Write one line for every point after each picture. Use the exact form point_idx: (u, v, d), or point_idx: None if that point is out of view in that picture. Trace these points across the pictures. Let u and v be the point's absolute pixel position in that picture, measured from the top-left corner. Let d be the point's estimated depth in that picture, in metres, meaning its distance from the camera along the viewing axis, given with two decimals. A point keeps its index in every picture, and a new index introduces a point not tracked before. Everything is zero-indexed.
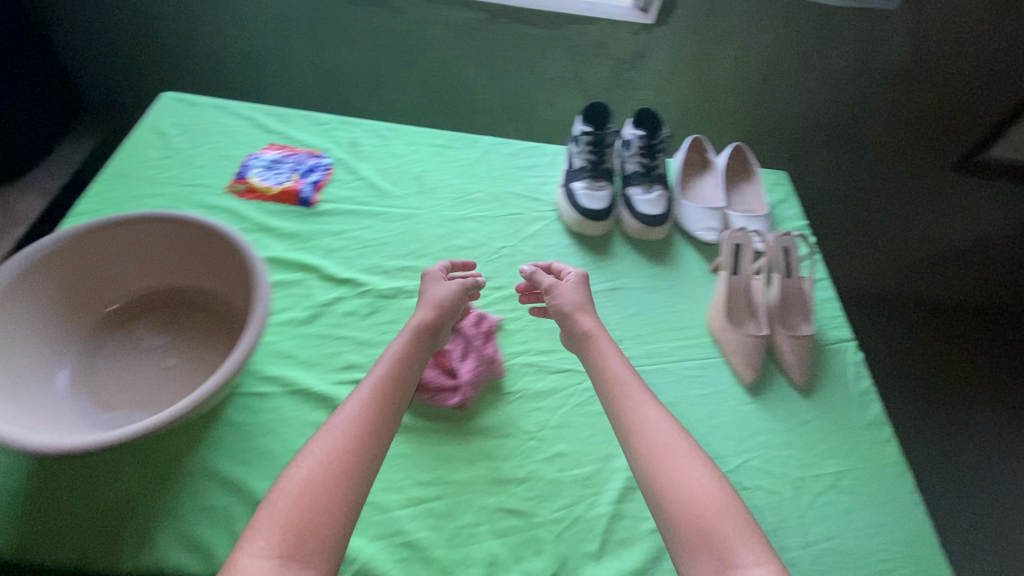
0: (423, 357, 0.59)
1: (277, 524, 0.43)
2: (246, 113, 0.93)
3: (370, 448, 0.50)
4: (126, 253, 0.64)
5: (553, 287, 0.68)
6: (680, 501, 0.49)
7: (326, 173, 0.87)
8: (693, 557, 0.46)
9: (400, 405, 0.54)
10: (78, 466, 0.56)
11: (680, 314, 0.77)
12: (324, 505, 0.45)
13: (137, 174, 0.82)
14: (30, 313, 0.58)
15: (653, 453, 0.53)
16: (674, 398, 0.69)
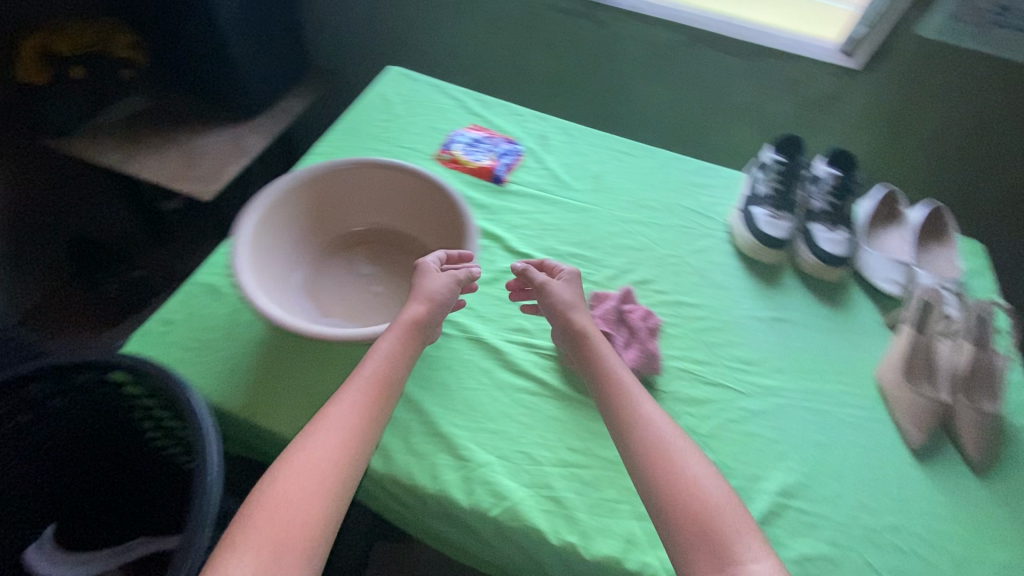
0: (409, 355, 0.60)
1: (253, 538, 0.45)
2: (455, 93, 1.02)
3: (348, 457, 0.51)
4: (364, 195, 0.77)
5: (550, 287, 0.68)
6: (680, 504, 0.50)
7: (517, 158, 0.93)
8: (693, 557, 0.47)
9: (381, 409, 0.55)
10: (294, 352, 0.66)
11: (846, 360, 0.75)
12: (305, 512, 0.47)
13: (363, 129, 0.94)
14: (289, 222, 0.71)
15: (656, 454, 0.54)
16: (830, 440, 0.67)
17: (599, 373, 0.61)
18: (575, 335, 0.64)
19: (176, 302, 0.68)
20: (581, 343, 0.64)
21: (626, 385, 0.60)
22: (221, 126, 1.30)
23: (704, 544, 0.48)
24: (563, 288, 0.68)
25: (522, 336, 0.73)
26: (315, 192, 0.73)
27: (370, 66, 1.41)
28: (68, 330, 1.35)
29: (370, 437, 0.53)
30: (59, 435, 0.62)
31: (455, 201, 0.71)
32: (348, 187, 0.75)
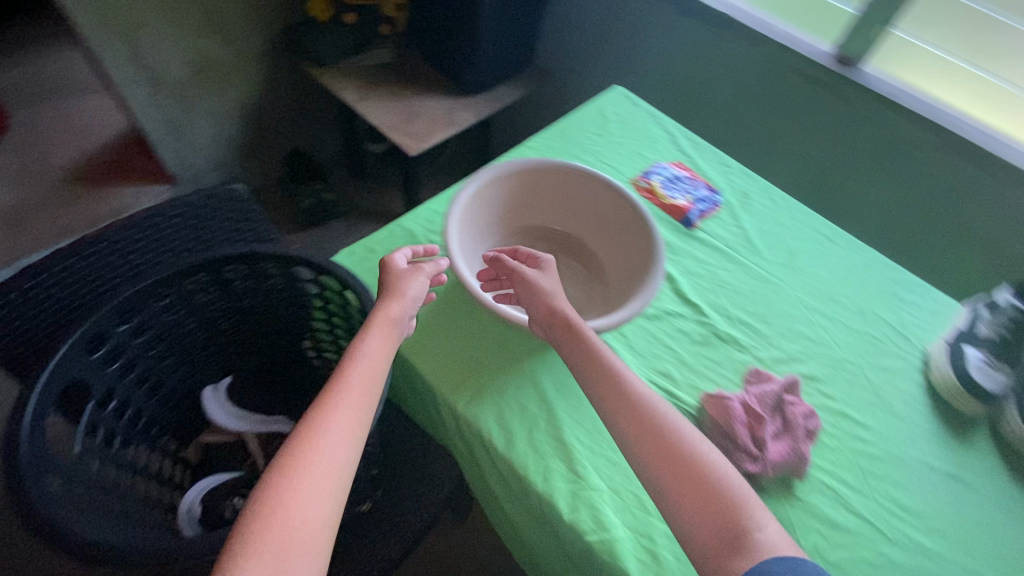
0: (389, 348, 0.58)
1: (250, 550, 0.42)
2: (669, 127, 1.02)
3: (340, 457, 0.49)
4: (566, 199, 0.78)
5: (524, 274, 0.68)
6: (676, 475, 0.52)
7: (713, 207, 0.90)
8: (715, 553, 0.48)
9: (365, 403, 0.53)
10: (461, 314, 0.71)
11: None
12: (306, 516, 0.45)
13: (575, 136, 0.97)
14: (492, 202, 0.75)
15: (643, 428, 0.55)
16: None
17: (577, 350, 0.62)
18: (552, 316, 0.65)
19: (381, 237, 0.77)
20: (558, 322, 0.64)
21: (604, 363, 0.61)
22: (442, 94, 1.43)
23: (703, 517, 0.50)
24: (537, 272, 0.69)
25: (664, 381, 0.69)
26: (525, 180, 0.76)
27: (586, 78, 1.46)
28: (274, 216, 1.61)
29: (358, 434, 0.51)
30: (261, 305, 0.72)
31: (652, 243, 0.70)
32: (555, 187, 0.77)
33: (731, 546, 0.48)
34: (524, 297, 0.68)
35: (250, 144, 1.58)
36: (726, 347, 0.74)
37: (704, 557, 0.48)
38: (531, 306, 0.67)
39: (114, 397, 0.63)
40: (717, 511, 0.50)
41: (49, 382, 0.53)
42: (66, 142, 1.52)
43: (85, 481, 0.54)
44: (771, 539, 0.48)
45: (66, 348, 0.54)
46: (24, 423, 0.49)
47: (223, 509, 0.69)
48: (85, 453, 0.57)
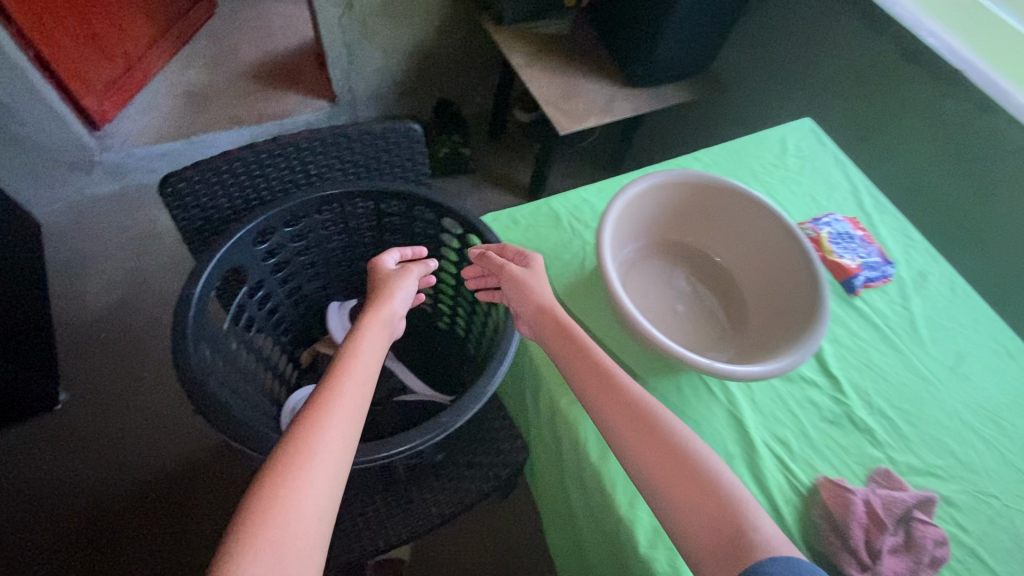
0: (380, 349, 0.60)
1: (251, 540, 0.43)
2: (854, 178, 0.92)
3: (339, 454, 0.49)
4: (737, 230, 0.71)
5: (513, 274, 0.64)
6: (671, 473, 0.51)
7: (882, 279, 0.81)
8: (706, 552, 0.47)
9: (360, 400, 0.54)
10: (583, 311, 0.69)
11: None
12: (304, 515, 0.45)
13: (747, 160, 0.90)
14: (653, 205, 0.70)
15: (634, 421, 0.55)
16: None
17: (565, 349, 0.60)
18: (545, 315, 0.63)
19: (527, 210, 0.76)
20: (549, 322, 0.62)
21: (588, 358, 0.59)
22: (605, 79, 1.38)
23: (697, 515, 0.49)
24: (523, 268, 0.65)
25: (779, 449, 0.64)
26: (698, 194, 0.70)
27: (765, 100, 1.36)
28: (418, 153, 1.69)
29: (352, 433, 0.52)
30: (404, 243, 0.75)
31: (819, 309, 0.61)
32: (729, 212, 0.70)
33: (729, 546, 0.47)
34: (512, 295, 0.65)
35: (410, 84, 1.63)
36: (857, 434, 0.66)
37: (704, 556, 0.47)
38: (520, 307, 0.64)
39: (262, 289, 0.68)
40: (710, 507, 0.49)
41: (221, 260, 0.58)
42: (257, 41, 1.65)
43: (224, 357, 0.60)
44: (768, 538, 0.47)
45: (240, 234, 0.59)
46: (193, 291, 0.55)
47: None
48: (230, 332, 0.62)
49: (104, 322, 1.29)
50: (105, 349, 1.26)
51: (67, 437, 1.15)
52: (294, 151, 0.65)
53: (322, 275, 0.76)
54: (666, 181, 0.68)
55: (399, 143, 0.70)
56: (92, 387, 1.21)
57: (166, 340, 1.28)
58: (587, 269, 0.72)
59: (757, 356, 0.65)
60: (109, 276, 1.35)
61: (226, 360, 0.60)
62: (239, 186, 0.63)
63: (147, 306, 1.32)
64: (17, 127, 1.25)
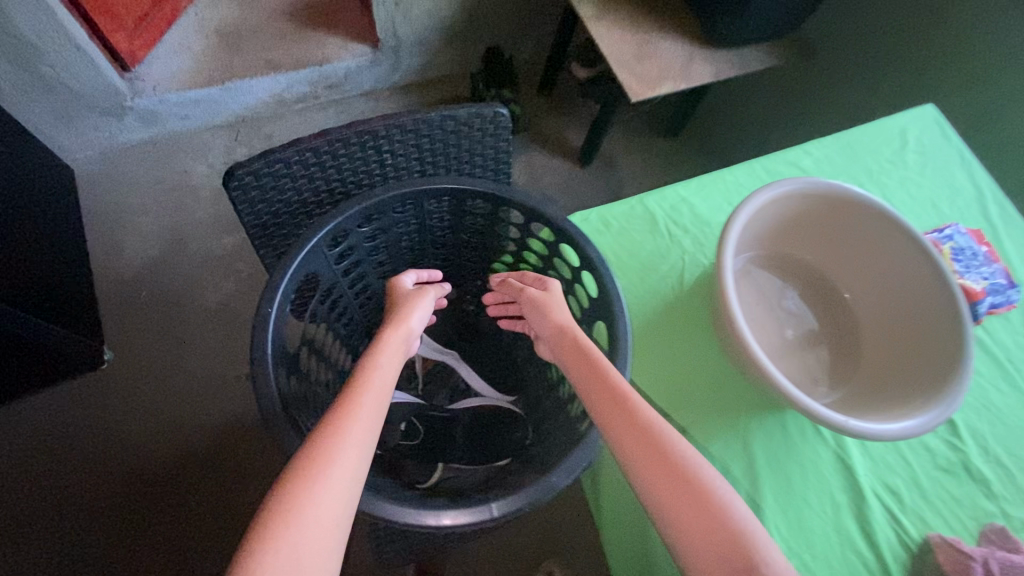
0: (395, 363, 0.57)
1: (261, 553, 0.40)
2: (980, 182, 0.81)
3: (349, 471, 0.45)
4: (873, 263, 0.61)
5: (529, 295, 0.61)
6: (685, 508, 0.45)
7: (1006, 305, 0.72)
8: None
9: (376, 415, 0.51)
10: (683, 334, 0.62)
11: None
12: (313, 537, 0.41)
13: (863, 155, 0.79)
14: (774, 215, 0.61)
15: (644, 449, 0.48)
16: None
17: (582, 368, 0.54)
18: (563, 337, 0.58)
19: (620, 210, 0.68)
20: (567, 344, 0.57)
21: (594, 380, 0.52)
22: (684, 39, 1.24)
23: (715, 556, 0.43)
24: (542, 291, 0.62)
25: (888, 497, 0.59)
26: (835, 216, 0.61)
27: (861, 72, 1.21)
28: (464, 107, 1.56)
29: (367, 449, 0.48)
30: (481, 243, 0.68)
31: (962, 360, 0.54)
32: (869, 241, 0.61)
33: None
34: (533, 318, 0.61)
35: (459, 29, 1.48)
36: (971, 485, 0.61)
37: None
38: (541, 328, 0.60)
39: (332, 293, 0.62)
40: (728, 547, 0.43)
41: (296, 271, 0.52)
42: None
43: (298, 378, 0.56)
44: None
45: (315, 240, 0.53)
46: (270, 311, 0.50)
47: (392, 437, 0.67)
48: (302, 347, 0.58)
49: (144, 279, 1.25)
50: (146, 308, 1.23)
51: (111, 398, 1.14)
52: (370, 140, 0.56)
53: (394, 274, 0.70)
54: (801, 195, 0.59)
55: (484, 129, 0.61)
56: (135, 347, 1.19)
57: (207, 301, 1.25)
58: (686, 284, 0.65)
59: (875, 406, 0.57)
60: (147, 231, 1.30)
61: (299, 382, 0.56)
62: (310, 179, 0.55)
63: (187, 265, 1.28)
64: (45, 68, 1.16)
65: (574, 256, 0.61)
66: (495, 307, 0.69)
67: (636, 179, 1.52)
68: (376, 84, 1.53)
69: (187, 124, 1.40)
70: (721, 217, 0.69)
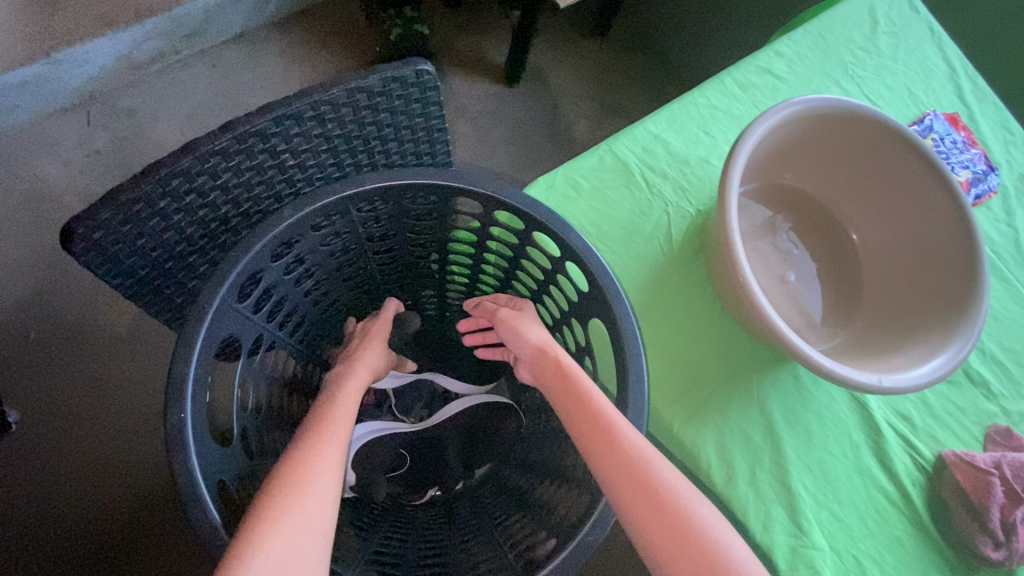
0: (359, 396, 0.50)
1: None
2: (953, 56, 0.75)
3: (309, 541, 0.37)
4: (879, 192, 0.55)
5: (503, 314, 0.54)
6: (665, 531, 0.41)
7: (990, 193, 0.70)
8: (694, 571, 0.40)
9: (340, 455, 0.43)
10: (679, 299, 0.55)
11: None
12: None
13: (835, 46, 0.71)
14: (770, 143, 0.53)
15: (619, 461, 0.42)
16: None
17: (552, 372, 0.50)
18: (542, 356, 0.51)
19: (588, 165, 0.57)
20: (536, 354, 0.51)
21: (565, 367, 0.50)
22: None
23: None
24: (516, 312, 0.55)
25: (900, 425, 0.58)
26: (838, 141, 0.54)
27: None
28: (364, 35, 1.32)
29: (331, 510, 0.39)
30: (432, 239, 0.56)
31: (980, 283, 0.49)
32: (875, 166, 0.54)
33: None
34: (507, 340, 0.54)
35: None
36: (973, 390, 0.61)
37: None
38: (519, 350, 0.53)
39: (263, 342, 0.50)
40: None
41: (207, 354, 0.40)
42: None
43: (246, 475, 0.45)
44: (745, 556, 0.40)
45: (220, 298, 0.40)
46: (182, 416, 0.38)
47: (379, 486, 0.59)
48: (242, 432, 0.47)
49: (28, 318, 1.04)
50: (42, 351, 1.03)
51: (32, 464, 0.98)
52: (258, 143, 0.42)
53: (333, 292, 0.57)
54: (800, 120, 0.51)
55: (406, 95, 0.47)
56: (44, 398, 1.01)
57: (115, 328, 1.06)
58: (676, 242, 0.57)
59: (886, 345, 0.53)
60: (10, 259, 1.06)
61: (247, 476, 0.45)
62: (189, 213, 0.42)
63: (76, 290, 1.07)
64: None
65: (552, 244, 0.50)
66: (471, 337, 0.61)
67: (574, 93, 1.37)
68: (247, 21, 1.25)
69: (19, 114, 1.11)
70: (701, 152, 0.60)
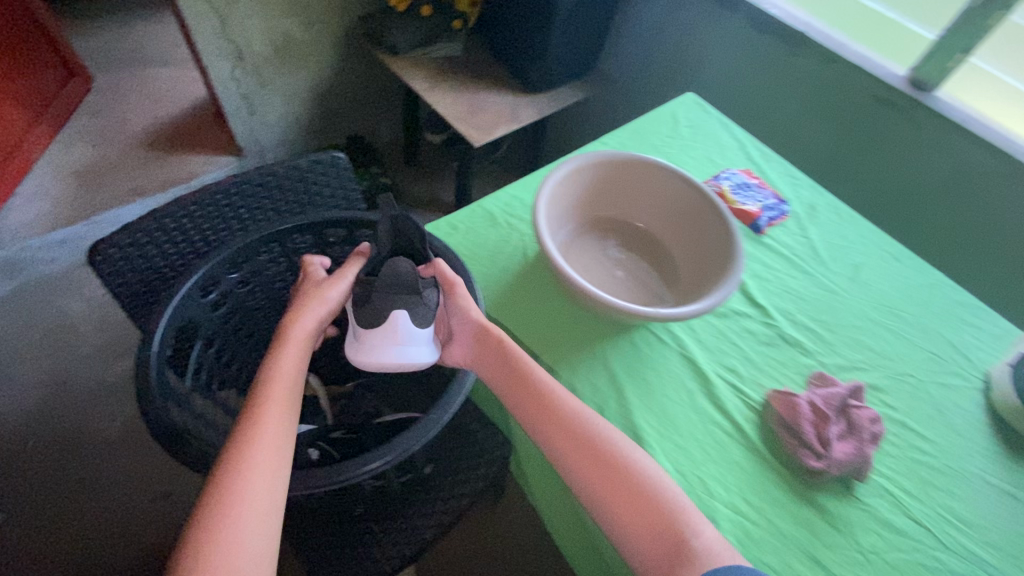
0: (299, 359, 0.60)
1: (213, 532, 0.47)
2: (740, 137, 1.04)
3: (274, 477, 0.51)
4: (665, 202, 0.78)
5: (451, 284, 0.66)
6: (622, 498, 0.56)
7: (782, 216, 0.92)
8: (631, 529, 0.55)
9: (286, 414, 0.56)
10: (534, 295, 0.74)
11: None
12: (257, 515, 0.49)
13: (646, 137, 1.00)
14: (579, 185, 0.77)
15: (568, 436, 0.59)
16: None
17: (512, 376, 0.64)
18: (483, 335, 0.65)
19: (463, 215, 0.81)
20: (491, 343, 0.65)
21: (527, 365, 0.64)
22: (504, 90, 1.46)
23: (647, 532, 0.54)
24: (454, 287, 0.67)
25: (731, 377, 0.71)
26: (626, 178, 0.78)
27: (649, 89, 1.49)
28: None
29: (285, 454, 0.53)
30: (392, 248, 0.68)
31: (735, 244, 0.68)
32: (661, 194, 0.77)
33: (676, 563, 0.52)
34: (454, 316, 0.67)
35: (314, 124, 1.62)
36: (793, 351, 0.75)
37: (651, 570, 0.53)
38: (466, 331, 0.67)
39: (216, 341, 0.67)
40: (658, 522, 0.55)
41: (171, 319, 0.58)
42: (144, 108, 1.59)
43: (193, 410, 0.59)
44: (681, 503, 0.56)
45: (187, 286, 0.59)
46: (149, 352, 0.55)
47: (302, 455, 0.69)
48: (191, 386, 0.61)
49: (30, 428, 1.18)
50: (36, 457, 1.15)
51: (6, 564, 1.03)
52: (223, 198, 0.65)
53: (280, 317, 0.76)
54: (592, 167, 0.76)
55: (327, 173, 0.72)
56: (31, 501, 1.10)
57: (106, 432, 1.19)
58: (529, 256, 0.77)
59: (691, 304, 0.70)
60: (25, 379, 1.24)
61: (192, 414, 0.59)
62: (173, 240, 0.63)
63: (77, 401, 1.22)
64: None
65: None
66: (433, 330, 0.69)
67: None
68: None
69: (55, 265, 1.39)
70: None
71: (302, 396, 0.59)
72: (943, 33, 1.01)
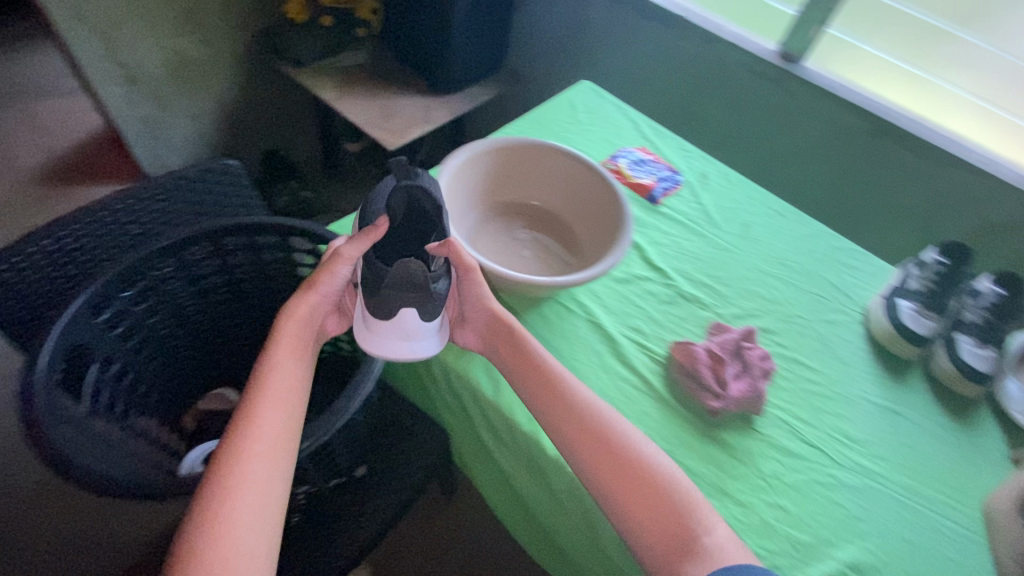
0: (294, 359, 0.61)
1: (214, 531, 0.49)
2: (634, 118, 1.10)
3: (272, 477, 0.53)
4: (559, 180, 0.82)
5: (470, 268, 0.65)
6: (632, 490, 0.57)
7: (676, 186, 0.99)
8: (636, 519, 0.56)
9: (286, 414, 0.57)
10: None
11: (942, 472, 0.72)
12: (256, 514, 0.51)
13: (546, 124, 1.05)
14: (476, 171, 0.79)
15: (582, 429, 0.59)
16: (903, 531, 0.66)
17: (518, 365, 0.64)
18: (497, 323, 0.66)
19: None
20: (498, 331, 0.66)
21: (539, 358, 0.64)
22: (414, 93, 1.47)
23: (653, 525, 0.55)
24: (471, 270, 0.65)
25: (636, 336, 0.76)
26: (520, 161, 0.82)
27: (555, 81, 1.54)
28: None
29: (286, 455, 0.55)
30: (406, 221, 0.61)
31: (624, 211, 0.74)
32: (556, 172, 0.81)
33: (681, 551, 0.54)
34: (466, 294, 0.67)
35: (224, 143, 1.59)
36: (692, 306, 0.81)
37: (651, 557, 0.54)
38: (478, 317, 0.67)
39: (115, 361, 0.65)
40: (665, 516, 0.56)
41: (58, 343, 0.55)
42: (35, 142, 1.51)
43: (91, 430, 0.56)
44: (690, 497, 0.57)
45: (75, 307, 0.58)
46: (35, 376, 0.52)
47: None
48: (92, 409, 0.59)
49: None
50: None
51: None
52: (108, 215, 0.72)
53: (185, 331, 0.76)
54: (487, 153, 0.79)
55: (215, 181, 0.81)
56: None
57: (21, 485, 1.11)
58: None
59: None
60: None
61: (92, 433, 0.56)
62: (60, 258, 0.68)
63: None
64: None
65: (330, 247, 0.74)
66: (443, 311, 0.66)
67: None
68: None
69: None
70: None
71: (299, 394, 0.60)
72: (801, 8, 1.11)
